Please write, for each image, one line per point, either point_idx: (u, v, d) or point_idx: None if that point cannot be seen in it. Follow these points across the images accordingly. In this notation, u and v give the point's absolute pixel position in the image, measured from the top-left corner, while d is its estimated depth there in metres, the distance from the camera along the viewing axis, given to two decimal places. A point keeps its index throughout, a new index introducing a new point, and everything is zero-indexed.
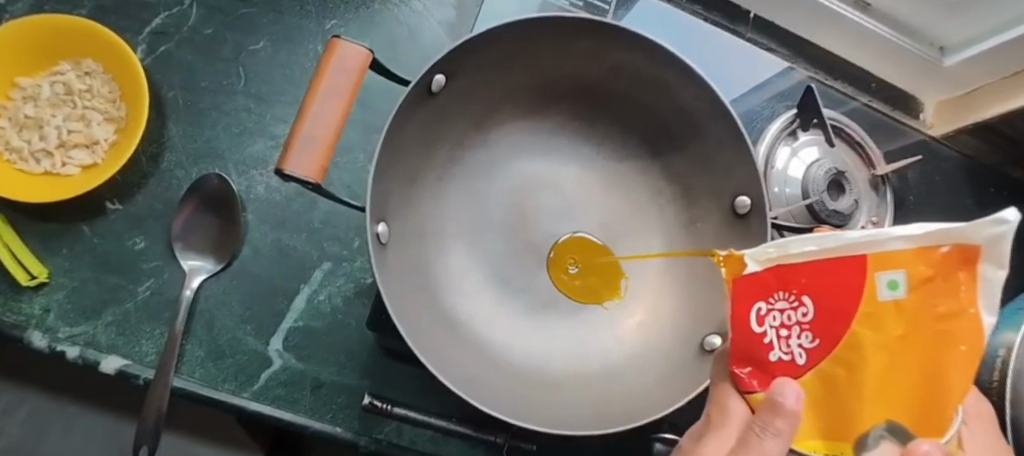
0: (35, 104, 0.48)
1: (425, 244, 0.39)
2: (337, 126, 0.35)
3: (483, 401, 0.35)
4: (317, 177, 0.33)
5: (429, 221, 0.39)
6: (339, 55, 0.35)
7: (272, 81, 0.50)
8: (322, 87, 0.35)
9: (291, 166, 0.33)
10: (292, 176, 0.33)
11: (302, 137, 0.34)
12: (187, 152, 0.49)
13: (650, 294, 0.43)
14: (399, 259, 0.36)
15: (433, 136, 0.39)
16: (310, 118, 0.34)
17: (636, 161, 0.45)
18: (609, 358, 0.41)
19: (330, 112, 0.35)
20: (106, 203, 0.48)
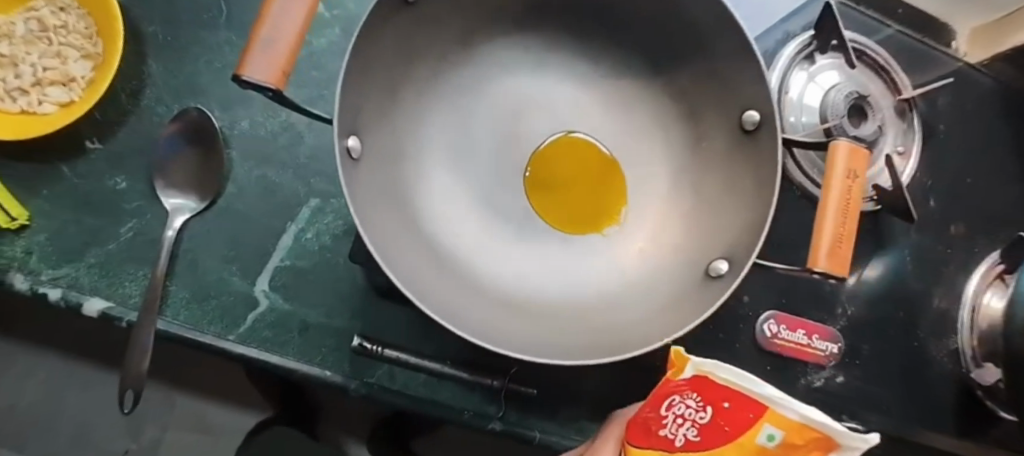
0: (10, 41, 0.46)
1: (405, 163, 0.36)
2: (301, 30, 0.32)
3: (473, 330, 0.31)
4: (279, 83, 0.30)
5: (409, 139, 0.36)
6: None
7: (254, 13, 0.48)
8: None
9: (249, 71, 0.30)
10: (251, 82, 0.30)
11: (261, 41, 0.31)
12: (168, 88, 0.47)
13: (646, 223, 0.41)
14: (378, 178, 0.33)
15: (413, 47, 0.35)
16: (270, 21, 0.31)
17: (637, 80, 0.42)
18: (606, 288, 0.38)
19: (292, 15, 0.32)
20: (86, 142, 0.46)
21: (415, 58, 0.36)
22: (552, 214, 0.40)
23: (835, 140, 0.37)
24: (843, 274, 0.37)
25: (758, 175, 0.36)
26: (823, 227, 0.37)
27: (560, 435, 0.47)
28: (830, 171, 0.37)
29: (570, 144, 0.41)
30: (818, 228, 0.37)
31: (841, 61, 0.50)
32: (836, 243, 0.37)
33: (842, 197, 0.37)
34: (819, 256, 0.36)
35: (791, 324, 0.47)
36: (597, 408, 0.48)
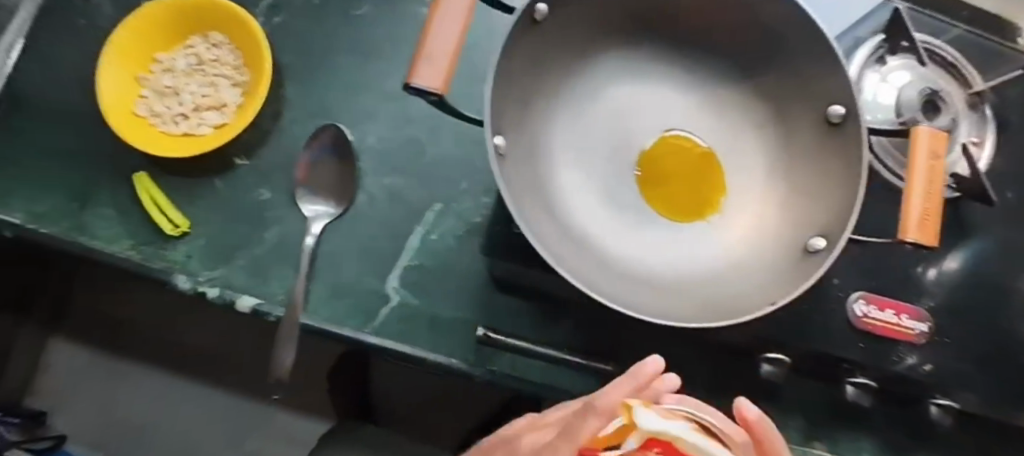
0: (172, 74, 0.53)
1: (539, 159, 0.41)
2: (458, 41, 0.35)
3: (611, 299, 0.36)
4: (442, 89, 0.34)
5: (541, 139, 0.41)
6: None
7: (376, 42, 0.54)
8: (442, 9, 0.36)
9: (417, 80, 0.34)
10: (418, 88, 0.34)
11: (426, 53, 0.35)
12: (304, 110, 0.53)
13: (745, 211, 0.45)
14: (522, 173, 0.39)
15: (542, 63, 0.41)
16: (433, 35, 0.35)
17: (731, 86, 0.47)
18: (714, 267, 0.42)
19: (451, 29, 0.35)
20: (234, 159, 0.53)
21: (542, 70, 0.41)
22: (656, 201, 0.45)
23: (916, 127, 0.41)
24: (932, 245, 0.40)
25: (847, 163, 0.40)
26: (910, 200, 0.40)
27: None
28: (913, 153, 0.41)
29: (673, 142, 0.46)
30: (905, 200, 0.40)
31: (911, 60, 0.53)
32: (925, 216, 0.40)
33: (927, 177, 0.40)
34: (909, 226, 0.39)
35: (877, 303, 0.51)
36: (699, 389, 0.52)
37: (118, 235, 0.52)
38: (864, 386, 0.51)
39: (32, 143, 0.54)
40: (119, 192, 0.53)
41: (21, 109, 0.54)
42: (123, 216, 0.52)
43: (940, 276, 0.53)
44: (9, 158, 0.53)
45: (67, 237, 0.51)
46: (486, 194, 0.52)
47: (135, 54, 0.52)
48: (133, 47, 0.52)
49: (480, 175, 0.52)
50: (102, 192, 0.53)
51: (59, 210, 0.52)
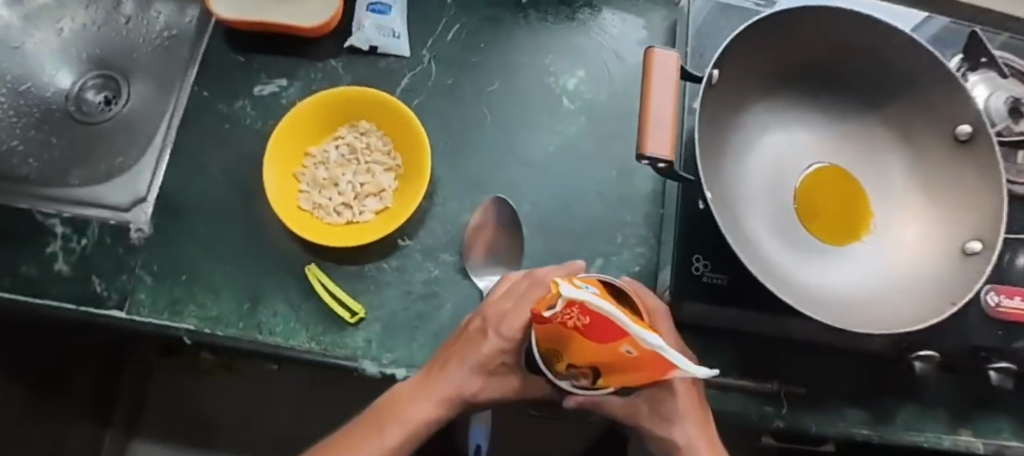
0: (326, 166, 0.56)
1: (726, 205, 0.47)
2: (674, 113, 0.41)
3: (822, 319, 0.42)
4: (671, 155, 0.40)
5: (722, 187, 0.47)
6: (659, 58, 0.43)
7: (512, 114, 0.58)
8: (654, 83, 0.42)
9: (651, 150, 0.40)
10: (651, 156, 0.40)
11: (652, 126, 0.40)
12: (456, 185, 0.56)
13: (903, 226, 0.50)
14: (724, 220, 0.45)
15: (714, 120, 0.48)
16: (654, 110, 0.41)
17: (854, 118, 0.54)
18: (886, 279, 0.48)
19: (666, 103, 0.42)
20: (397, 241, 0.55)
21: (715, 127, 0.48)
22: (818, 224, 0.50)
23: None
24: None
25: (981, 173, 0.47)
26: None
27: (832, 424, 0.55)
28: None
29: (822, 172, 0.52)
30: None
31: (992, 73, 0.59)
32: None
33: None
34: None
35: (1007, 292, 0.56)
36: (853, 396, 0.57)
37: (294, 330, 0.53)
38: (1002, 369, 0.56)
39: (192, 249, 0.55)
40: (288, 286, 0.54)
41: (179, 217, 0.56)
42: (295, 311, 0.53)
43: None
44: (173, 267, 0.55)
45: (246, 338, 0.52)
46: (639, 244, 0.56)
47: (293, 152, 0.55)
48: (292, 146, 0.55)
49: (630, 226, 0.56)
50: (271, 289, 0.54)
51: (230, 312, 0.53)
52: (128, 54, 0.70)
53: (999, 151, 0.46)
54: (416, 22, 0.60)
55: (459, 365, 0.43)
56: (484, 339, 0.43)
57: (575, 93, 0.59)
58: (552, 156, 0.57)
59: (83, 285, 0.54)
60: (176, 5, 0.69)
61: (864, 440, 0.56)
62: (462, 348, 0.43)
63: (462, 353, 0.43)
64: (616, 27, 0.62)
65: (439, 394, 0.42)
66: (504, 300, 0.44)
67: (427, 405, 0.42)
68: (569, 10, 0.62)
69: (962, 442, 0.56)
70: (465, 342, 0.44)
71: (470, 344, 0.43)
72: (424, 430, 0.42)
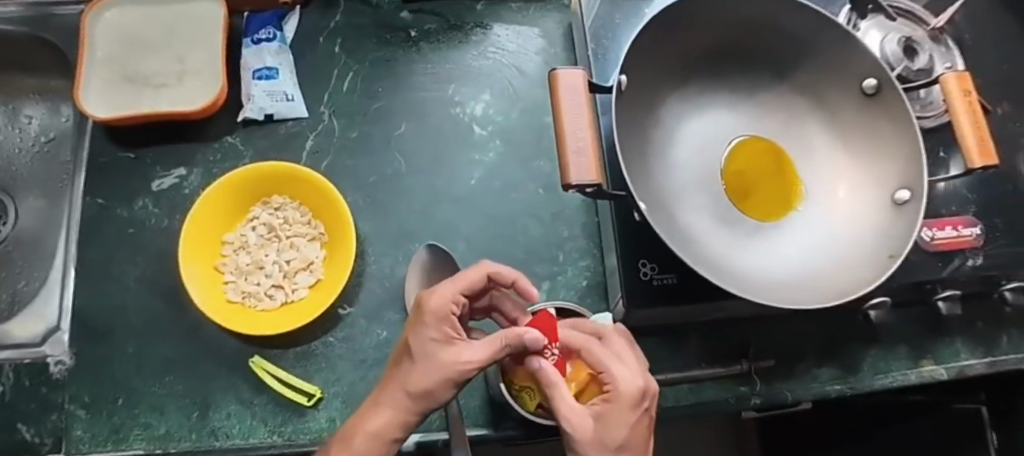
0: (247, 250, 0.53)
1: (659, 207, 0.46)
2: (591, 135, 0.40)
3: (775, 304, 0.42)
4: (597, 177, 0.38)
5: (653, 190, 0.47)
6: (566, 81, 0.41)
7: (428, 153, 0.56)
8: (565, 105, 0.41)
9: (576, 178, 0.38)
10: (576, 185, 0.38)
11: (571, 153, 0.39)
12: (386, 239, 0.54)
13: (831, 183, 0.52)
14: (662, 227, 0.45)
15: (627, 125, 0.47)
16: (570, 137, 0.40)
17: (761, 90, 0.54)
18: (826, 244, 0.49)
19: (582, 127, 0.40)
20: (339, 310, 0.53)
21: (631, 132, 0.47)
22: (755, 200, 0.51)
23: (942, 75, 0.49)
24: (992, 161, 0.46)
25: (893, 123, 0.48)
26: (963, 131, 0.47)
27: (804, 386, 0.56)
28: (948, 96, 0.49)
29: (747, 143, 0.52)
30: (961, 135, 0.47)
31: (880, 18, 0.61)
32: (981, 140, 0.46)
33: (970, 112, 0.47)
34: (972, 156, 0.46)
35: (937, 224, 0.58)
36: (819, 354, 0.58)
37: (251, 427, 0.50)
38: (948, 297, 0.59)
39: (123, 368, 0.51)
40: (235, 384, 0.51)
41: (100, 338, 0.52)
42: (248, 408, 0.50)
43: (964, 186, 0.61)
44: (106, 393, 0.51)
45: (203, 449, 0.49)
46: (583, 256, 0.55)
47: (207, 244, 0.52)
48: (204, 238, 0.52)
49: (570, 241, 0.55)
50: (218, 391, 0.51)
51: (179, 426, 0.50)
52: (6, 169, 0.64)
53: (908, 101, 0.47)
54: (307, 79, 0.57)
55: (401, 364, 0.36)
56: (419, 338, 0.35)
57: (485, 117, 0.57)
58: (477, 187, 0.55)
59: (11, 434, 0.49)
60: (50, 107, 0.64)
61: (836, 396, 0.57)
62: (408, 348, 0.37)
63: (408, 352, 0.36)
64: (511, 42, 0.60)
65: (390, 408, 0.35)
66: (452, 286, 0.36)
67: (383, 416, 0.35)
68: (461, 34, 0.60)
69: (925, 373, 0.58)
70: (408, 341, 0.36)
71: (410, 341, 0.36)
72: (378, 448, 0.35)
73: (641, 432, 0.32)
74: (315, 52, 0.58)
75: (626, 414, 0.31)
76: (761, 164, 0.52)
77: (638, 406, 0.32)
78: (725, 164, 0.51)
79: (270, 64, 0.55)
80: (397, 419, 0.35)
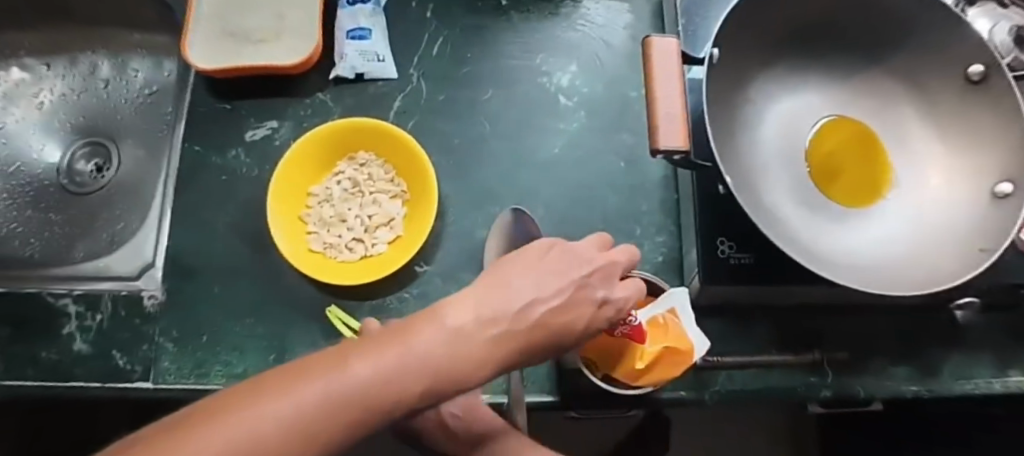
0: (331, 203, 0.55)
1: (745, 182, 0.45)
2: (682, 102, 0.39)
3: (859, 287, 0.41)
4: (685, 144, 0.38)
5: (739, 165, 0.46)
6: (660, 49, 0.40)
7: (510, 120, 0.57)
8: (657, 71, 0.40)
9: (664, 142, 0.38)
10: (664, 150, 0.38)
11: (661, 119, 0.38)
12: (465, 202, 0.55)
13: (925, 172, 0.50)
14: (747, 201, 0.44)
15: (719, 97, 0.47)
16: (662, 102, 0.39)
17: (859, 72, 0.52)
18: (916, 235, 0.47)
19: (674, 94, 0.39)
20: (415, 267, 0.53)
21: (721, 104, 0.46)
22: (840, 183, 0.49)
23: None
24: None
25: (999, 112, 0.46)
26: None
27: (879, 383, 0.54)
28: None
29: (834, 124, 0.51)
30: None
31: (988, 7, 0.59)
32: None
33: None
34: None
35: None
36: (898, 351, 0.56)
37: None
38: None
39: (210, 307, 0.54)
40: (312, 330, 0.53)
41: (190, 277, 0.55)
42: None
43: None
44: (193, 329, 0.53)
45: None
46: (659, 232, 0.54)
47: (294, 194, 0.54)
48: (292, 187, 0.54)
49: (647, 215, 0.55)
50: (296, 336, 0.53)
51: (259, 366, 0.52)
52: (112, 118, 0.68)
53: (1016, 89, 0.44)
54: (398, 42, 0.58)
55: (533, 330, 0.29)
56: (581, 327, 0.31)
57: (570, 88, 0.58)
58: (557, 156, 0.56)
59: (106, 360, 0.52)
60: (154, 61, 0.67)
61: (911, 396, 0.55)
62: (557, 314, 0.30)
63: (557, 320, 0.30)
64: (600, 16, 0.60)
65: (492, 352, 0.27)
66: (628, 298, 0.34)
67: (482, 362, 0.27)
68: (551, 5, 0.60)
69: (1011, 383, 0.55)
70: (563, 313, 0.30)
71: (564, 311, 0.30)
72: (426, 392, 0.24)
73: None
74: (407, 17, 0.59)
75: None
76: (848, 150, 0.50)
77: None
78: (812, 145, 0.50)
79: (363, 25, 0.57)
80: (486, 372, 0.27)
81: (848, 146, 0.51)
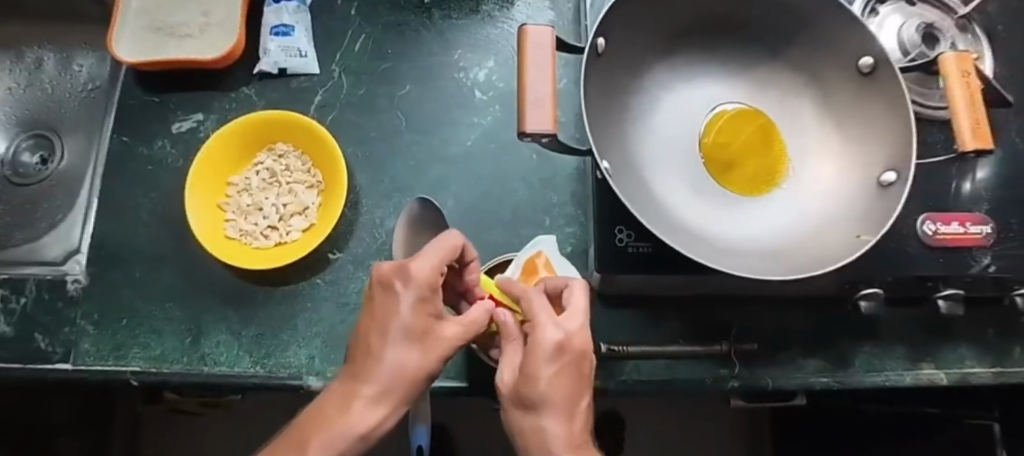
0: (249, 193, 0.57)
1: (630, 170, 0.47)
2: (552, 86, 0.40)
3: (732, 272, 0.42)
4: (553, 127, 0.39)
5: (626, 153, 0.47)
6: (533, 37, 0.41)
7: (427, 113, 0.58)
8: (530, 58, 0.41)
9: (531, 125, 0.39)
10: (531, 133, 0.39)
11: (530, 104, 0.39)
12: (379, 192, 0.56)
13: (821, 163, 0.51)
14: (628, 189, 0.45)
15: (609, 88, 0.48)
16: (531, 88, 0.40)
17: (761, 67, 0.53)
18: (805, 224, 0.48)
19: (544, 80, 0.40)
20: (328, 255, 0.55)
21: (609, 97, 0.48)
22: (740, 172, 0.50)
23: (941, 56, 0.48)
24: (978, 146, 0.44)
25: (885, 103, 0.47)
26: (958, 114, 0.45)
27: (788, 375, 0.54)
28: (947, 79, 0.47)
29: (731, 114, 0.52)
30: (954, 120, 0.45)
31: (900, 4, 0.60)
32: (976, 124, 0.45)
33: (966, 94, 0.46)
34: (965, 137, 0.44)
35: (942, 219, 0.54)
36: (809, 343, 0.56)
37: (238, 356, 0.53)
38: (949, 296, 0.55)
39: (130, 293, 0.55)
40: (227, 315, 0.54)
41: (112, 263, 0.57)
42: (236, 338, 0.53)
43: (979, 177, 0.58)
44: (113, 313, 0.55)
45: (191, 372, 0.52)
46: (568, 223, 0.55)
47: (213, 184, 0.56)
48: (211, 177, 0.56)
49: (556, 207, 0.56)
50: (211, 321, 0.54)
51: (173, 349, 0.53)
52: (56, 111, 0.70)
53: (901, 80, 0.45)
54: (322, 38, 0.60)
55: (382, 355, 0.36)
56: (421, 316, 0.36)
57: (487, 83, 0.59)
58: (471, 149, 0.57)
59: (28, 342, 0.54)
60: (98, 56, 0.70)
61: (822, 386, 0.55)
62: (397, 333, 0.36)
63: (400, 336, 0.36)
64: (522, 13, 0.62)
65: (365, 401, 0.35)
66: (431, 258, 0.37)
67: (363, 404, 0.35)
68: (473, 3, 0.62)
69: (920, 375, 0.55)
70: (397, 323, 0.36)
71: (396, 324, 0.36)
72: (369, 437, 0.36)
73: (565, 383, 0.35)
74: (333, 14, 0.61)
75: (540, 365, 0.34)
76: (741, 145, 0.51)
77: (554, 354, 0.35)
78: (708, 135, 0.51)
79: (287, 22, 0.59)
80: (390, 402, 0.36)
81: (747, 150, 0.51)
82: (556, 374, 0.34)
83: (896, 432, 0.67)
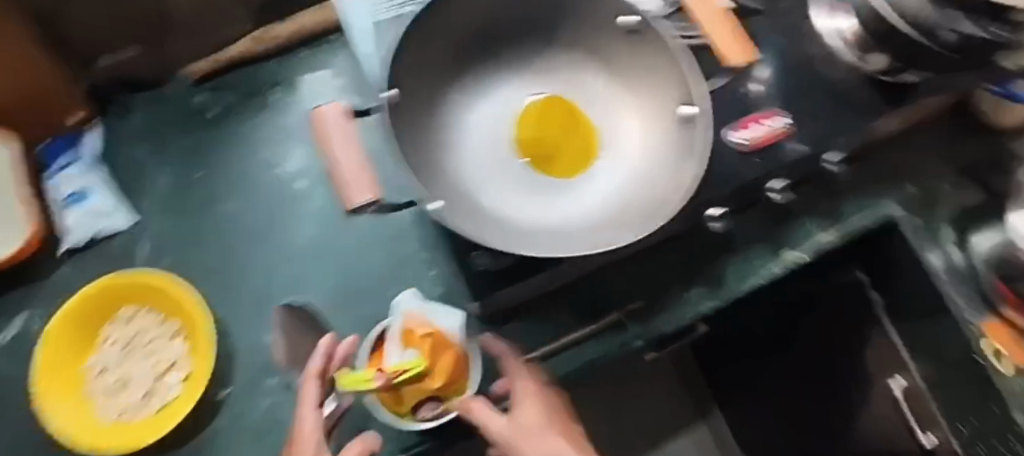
0: (113, 371, 0.54)
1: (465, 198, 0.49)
2: (360, 155, 0.44)
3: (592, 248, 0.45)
4: (375, 192, 0.43)
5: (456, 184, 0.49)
6: (329, 116, 0.45)
7: (254, 223, 0.59)
8: (332, 137, 0.45)
9: (355, 200, 0.43)
10: (357, 206, 0.43)
11: (345, 180, 0.43)
12: (243, 312, 0.56)
13: (624, 120, 0.55)
14: (471, 215, 0.46)
15: (418, 131, 0.50)
16: (341, 165, 0.43)
17: (544, 55, 0.57)
18: (632, 180, 0.52)
19: (352, 152, 0.44)
20: (216, 395, 0.53)
21: (419, 139, 0.49)
22: (563, 159, 0.54)
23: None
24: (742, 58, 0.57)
25: (650, 49, 0.52)
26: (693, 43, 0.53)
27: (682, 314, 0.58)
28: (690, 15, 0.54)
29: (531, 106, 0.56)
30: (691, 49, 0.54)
31: None
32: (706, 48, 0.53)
33: None
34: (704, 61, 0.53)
35: (742, 125, 0.55)
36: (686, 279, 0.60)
37: None
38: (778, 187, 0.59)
39: None
40: None
41: None
42: None
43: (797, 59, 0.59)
44: None
45: None
46: (431, 266, 0.56)
47: (66, 379, 0.52)
48: (61, 374, 0.52)
49: (414, 257, 0.57)
50: None
51: None
52: None
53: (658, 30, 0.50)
54: (122, 188, 0.61)
55: None
56: None
57: (301, 171, 0.61)
58: (314, 237, 0.58)
59: None
60: None
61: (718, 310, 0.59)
62: None
63: None
64: (309, 90, 0.65)
65: None
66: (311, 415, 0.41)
67: None
68: (259, 98, 0.65)
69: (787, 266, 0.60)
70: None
71: None
72: None
73: (554, 437, 0.42)
74: (123, 160, 0.63)
75: (534, 444, 0.41)
76: (552, 126, 0.55)
77: (542, 424, 0.42)
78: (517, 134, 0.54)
79: (76, 188, 0.59)
80: None
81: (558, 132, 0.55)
82: (547, 426, 0.42)
83: (778, 329, 0.75)
